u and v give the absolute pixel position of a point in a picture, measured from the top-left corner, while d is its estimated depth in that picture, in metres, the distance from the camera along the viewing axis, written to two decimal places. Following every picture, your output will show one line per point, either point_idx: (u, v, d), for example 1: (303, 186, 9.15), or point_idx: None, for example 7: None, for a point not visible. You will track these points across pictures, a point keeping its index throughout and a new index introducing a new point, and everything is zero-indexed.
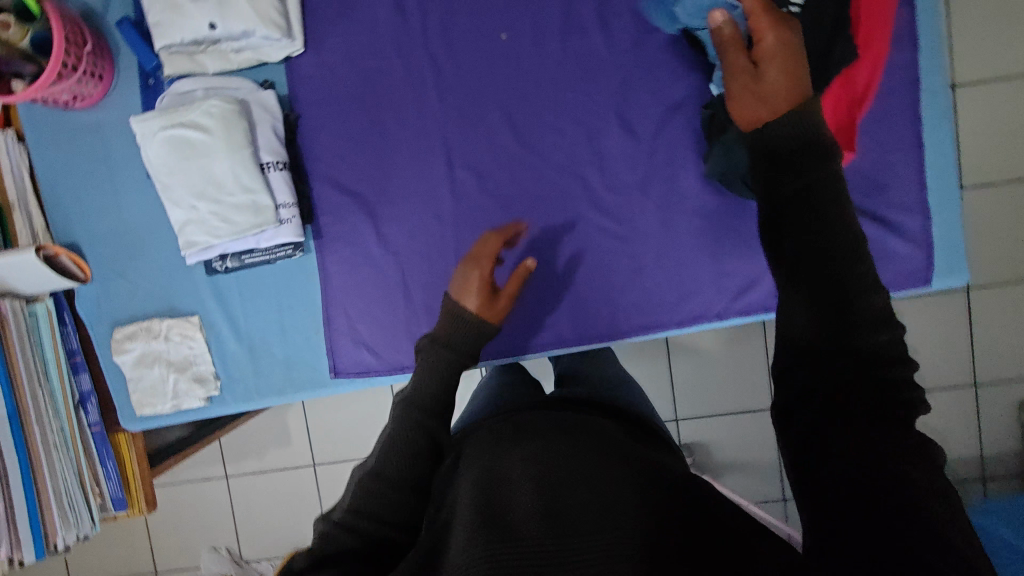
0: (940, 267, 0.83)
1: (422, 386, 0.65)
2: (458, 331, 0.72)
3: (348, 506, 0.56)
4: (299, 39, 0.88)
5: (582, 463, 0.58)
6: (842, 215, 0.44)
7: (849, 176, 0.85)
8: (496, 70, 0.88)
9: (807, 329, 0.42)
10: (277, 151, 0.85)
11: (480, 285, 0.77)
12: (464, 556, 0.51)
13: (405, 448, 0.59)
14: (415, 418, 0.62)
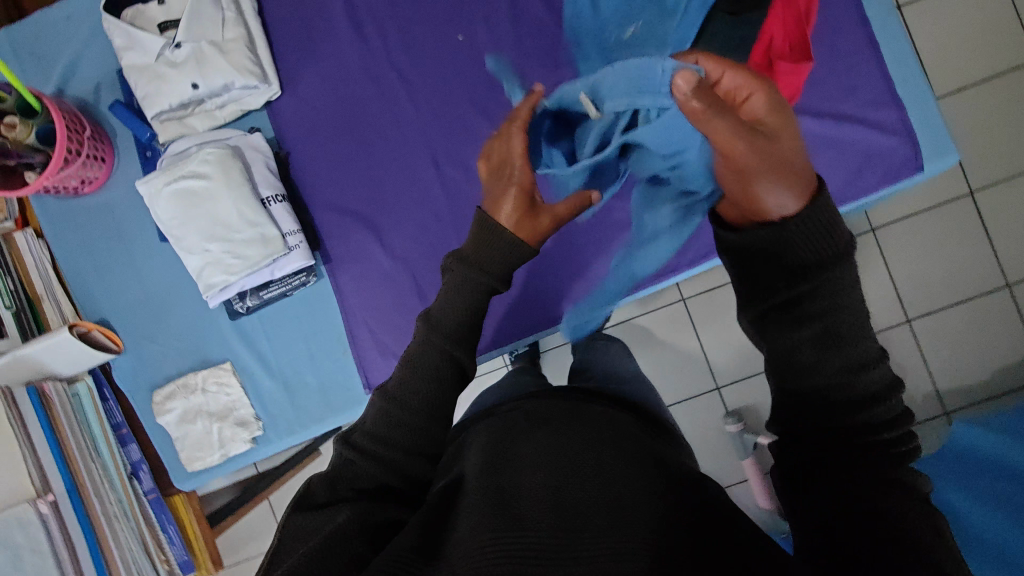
0: (928, 153, 0.84)
1: (449, 308, 0.60)
2: (488, 249, 0.62)
3: (366, 428, 0.55)
4: (276, 81, 0.90)
5: (605, 455, 0.52)
6: (842, 300, 0.45)
7: (819, 87, 0.86)
8: (462, 66, 0.90)
9: (810, 392, 0.45)
10: (274, 185, 0.84)
11: (515, 196, 0.62)
12: (467, 539, 0.45)
13: (428, 373, 0.57)
14: (438, 345, 0.59)
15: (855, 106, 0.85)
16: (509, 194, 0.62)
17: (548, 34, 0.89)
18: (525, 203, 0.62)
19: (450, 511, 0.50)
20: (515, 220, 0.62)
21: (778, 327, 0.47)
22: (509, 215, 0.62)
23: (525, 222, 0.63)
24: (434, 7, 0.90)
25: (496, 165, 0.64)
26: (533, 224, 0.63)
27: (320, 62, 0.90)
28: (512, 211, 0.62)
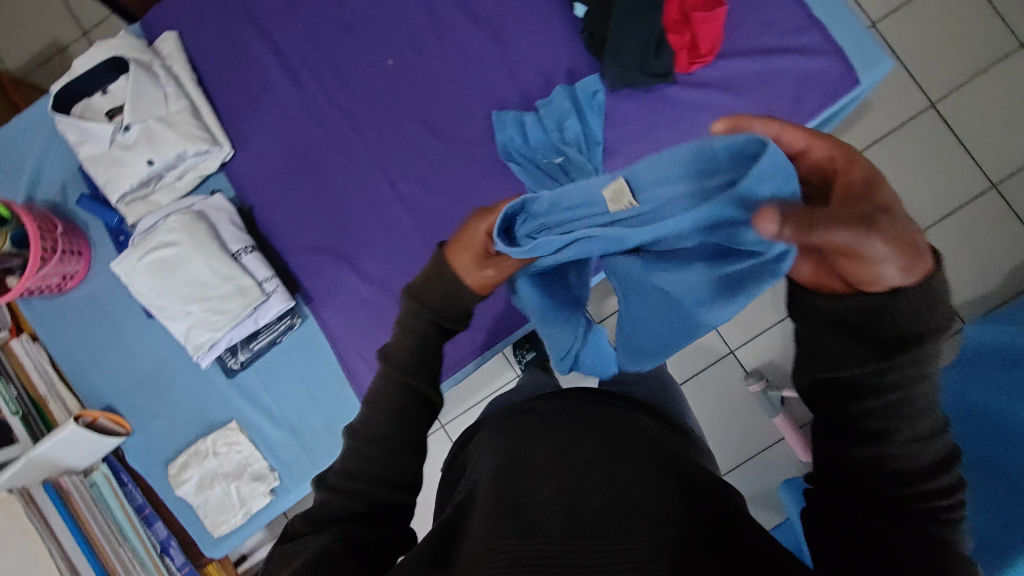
0: (859, 65, 0.85)
1: (399, 345, 0.56)
2: (435, 285, 0.57)
3: (342, 468, 0.52)
4: (227, 142, 0.94)
5: (624, 462, 0.51)
6: (922, 382, 0.39)
7: (739, 28, 0.88)
8: (397, 90, 0.93)
9: (858, 454, 0.40)
10: (242, 237, 0.87)
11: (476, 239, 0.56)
12: (479, 542, 0.45)
13: (393, 411, 0.53)
14: (393, 377, 0.55)
15: (778, 37, 0.87)
16: (475, 242, 0.56)
17: (470, 41, 0.92)
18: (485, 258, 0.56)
19: (463, 522, 0.50)
20: (468, 266, 0.56)
21: (835, 387, 0.42)
22: (465, 259, 0.56)
23: (476, 271, 0.56)
24: (360, 41, 0.94)
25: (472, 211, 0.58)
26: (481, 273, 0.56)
27: (265, 116, 0.95)
28: (469, 256, 0.56)
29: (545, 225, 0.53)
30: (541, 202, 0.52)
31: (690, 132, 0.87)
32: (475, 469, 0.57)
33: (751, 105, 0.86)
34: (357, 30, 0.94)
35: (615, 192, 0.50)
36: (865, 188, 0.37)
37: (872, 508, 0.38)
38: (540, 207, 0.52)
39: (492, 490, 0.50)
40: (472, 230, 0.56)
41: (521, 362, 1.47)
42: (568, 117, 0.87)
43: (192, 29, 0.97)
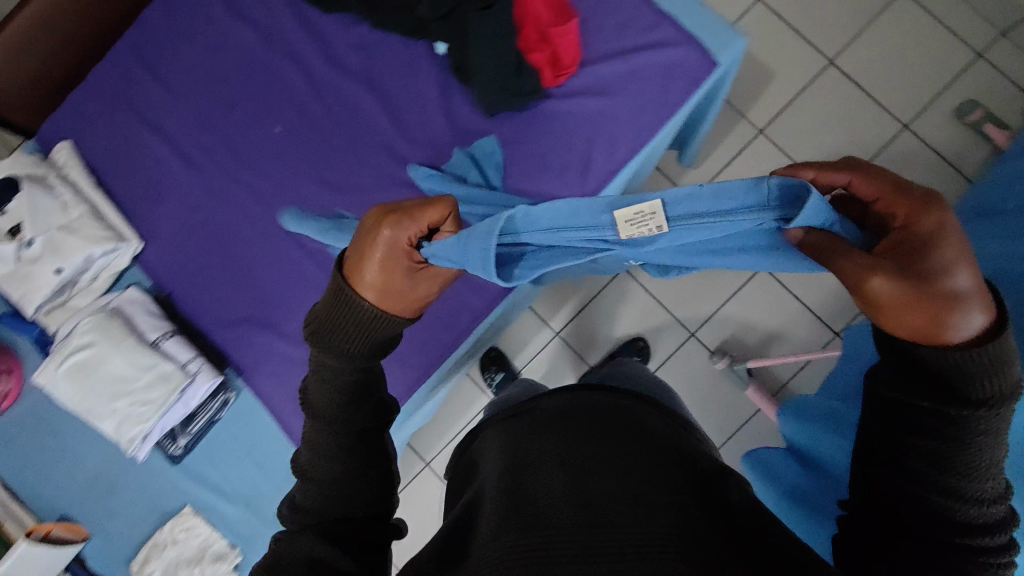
0: (714, 47, 0.90)
1: (321, 392, 0.58)
2: (336, 323, 0.59)
3: (300, 504, 0.55)
4: (135, 235, 0.95)
5: (631, 452, 0.55)
6: (981, 440, 0.45)
7: (595, 34, 0.92)
8: (288, 154, 0.96)
9: (907, 477, 0.47)
10: (160, 325, 0.88)
11: (388, 262, 0.59)
12: (490, 544, 0.48)
13: (334, 448, 0.56)
14: (325, 422, 0.57)
15: (633, 36, 0.91)
16: (384, 264, 0.59)
17: (348, 95, 0.95)
18: (398, 278, 0.59)
19: (472, 522, 0.53)
20: (381, 293, 0.60)
21: (899, 415, 0.48)
22: (374, 284, 0.59)
23: (392, 294, 0.60)
24: (246, 115, 0.98)
25: (363, 232, 0.60)
26: (399, 295, 0.60)
27: (168, 203, 0.97)
28: (376, 279, 0.59)
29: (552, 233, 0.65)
30: (547, 209, 0.64)
31: (569, 142, 0.91)
32: (480, 472, 0.61)
33: (620, 104, 0.90)
34: (240, 105, 0.98)
35: (644, 216, 0.61)
36: (924, 255, 0.46)
37: (915, 531, 0.45)
38: (540, 215, 0.65)
39: (501, 489, 0.54)
40: (375, 252, 0.58)
41: (492, 385, 1.50)
42: (470, 170, 0.89)
43: (84, 134, 1.00)
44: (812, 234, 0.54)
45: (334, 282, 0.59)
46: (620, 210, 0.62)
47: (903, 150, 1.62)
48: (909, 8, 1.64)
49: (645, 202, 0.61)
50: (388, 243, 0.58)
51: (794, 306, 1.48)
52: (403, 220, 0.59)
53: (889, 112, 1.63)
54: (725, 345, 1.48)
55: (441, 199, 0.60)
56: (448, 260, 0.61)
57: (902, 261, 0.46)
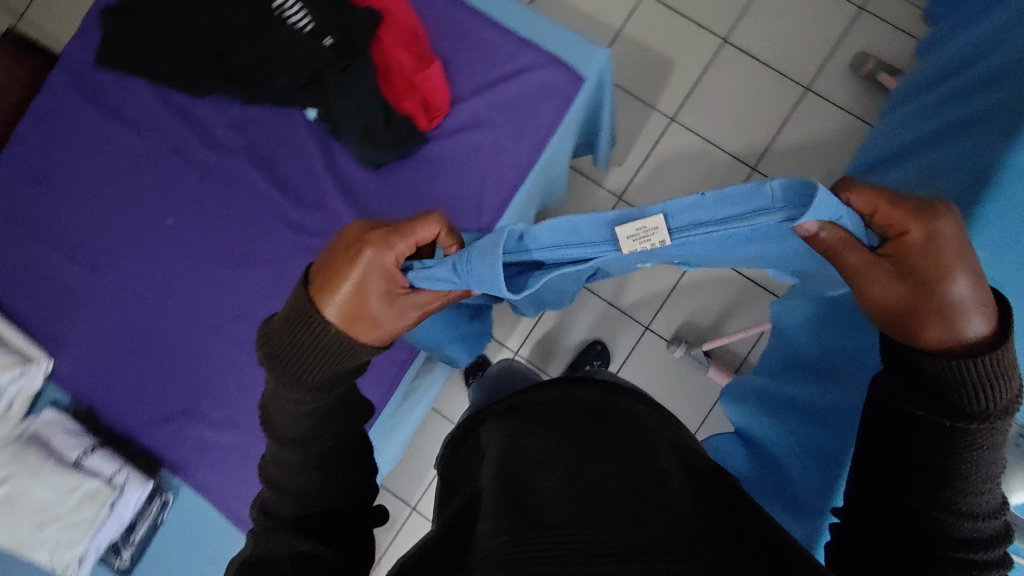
0: (578, 63, 0.92)
1: (282, 406, 0.58)
2: (294, 350, 0.56)
3: (276, 504, 0.57)
4: (44, 353, 0.94)
5: (627, 455, 0.58)
6: (977, 456, 0.47)
7: (464, 70, 0.93)
8: (185, 242, 0.95)
9: (904, 483, 0.49)
10: (78, 443, 0.87)
11: (359, 288, 0.55)
12: (489, 541, 0.49)
13: (307, 457, 0.58)
14: (291, 430, 0.58)
15: (500, 65, 0.92)
16: (363, 285, 0.55)
17: (234, 172, 0.95)
18: (378, 303, 0.56)
19: (470, 524, 0.55)
20: (354, 316, 0.56)
21: (897, 424, 0.50)
22: (350, 305, 0.55)
23: (367, 320, 0.56)
24: (135, 211, 0.96)
25: (344, 246, 0.56)
26: (374, 321, 0.56)
27: (73, 314, 0.95)
28: (350, 299, 0.55)
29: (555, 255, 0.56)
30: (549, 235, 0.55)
31: (459, 178, 0.92)
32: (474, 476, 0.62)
33: (500, 133, 0.92)
34: (127, 202, 0.96)
35: (647, 230, 0.51)
36: (924, 267, 0.45)
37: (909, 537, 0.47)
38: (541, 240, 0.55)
39: (499, 491, 0.55)
40: (354, 269, 0.54)
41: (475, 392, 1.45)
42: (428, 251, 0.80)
43: None
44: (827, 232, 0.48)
45: (299, 296, 0.56)
46: (611, 223, 0.52)
47: (810, 113, 1.67)
48: None
49: (648, 217, 0.50)
50: (369, 261, 0.55)
51: (738, 282, 1.49)
52: (384, 243, 0.55)
53: (790, 79, 1.68)
54: (680, 333, 1.49)
55: (432, 217, 0.58)
56: (434, 284, 0.58)
57: (893, 268, 0.47)
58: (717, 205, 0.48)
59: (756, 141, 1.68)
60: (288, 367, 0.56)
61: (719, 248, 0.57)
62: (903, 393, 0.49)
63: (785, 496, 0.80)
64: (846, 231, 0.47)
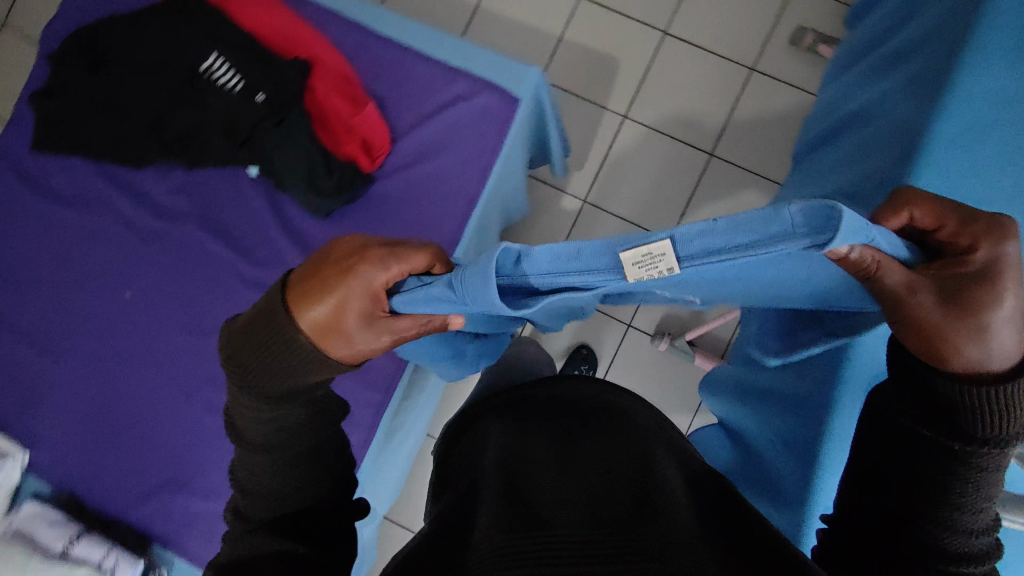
0: (512, 85, 0.93)
1: (243, 412, 0.57)
2: (255, 353, 0.54)
3: (249, 505, 0.57)
4: (19, 446, 0.93)
5: (627, 457, 0.59)
6: (981, 480, 0.47)
7: (400, 107, 0.94)
8: (146, 315, 0.94)
9: (905, 498, 0.49)
10: (63, 531, 0.87)
11: (341, 304, 0.52)
12: (488, 537, 0.49)
13: (276, 459, 0.57)
14: (256, 433, 0.57)
15: (435, 97, 0.93)
16: (345, 301, 0.51)
17: (186, 238, 0.95)
18: (356, 322, 0.52)
19: (466, 520, 0.54)
20: (332, 331, 0.52)
21: (904, 440, 0.50)
22: (329, 319, 0.52)
23: (341, 336, 0.53)
24: (92, 291, 0.95)
25: (337, 257, 0.53)
26: (348, 340, 0.53)
27: (42, 402, 0.94)
28: (329, 313, 0.52)
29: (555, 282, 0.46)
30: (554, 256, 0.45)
31: (409, 214, 0.92)
32: (474, 474, 0.62)
33: (444, 164, 0.92)
34: (82, 283, 0.96)
35: (646, 261, 0.43)
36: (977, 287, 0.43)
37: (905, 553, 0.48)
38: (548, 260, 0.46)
39: (500, 490, 0.56)
40: (342, 284, 0.51)
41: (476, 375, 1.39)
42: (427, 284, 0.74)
43: None
44: (872, 257, 0.41)
45: (274, 295, 0.54)
46: (606, 255, 0.44)
47: (758, 93, 1.69)
48: None
49: (650, 247, 0.42)
50: (356, 279, 0.51)
51: None
52: (381, 260, 0.51)
53: (734, 62, 1.70)
54: (662, 326, 1.50)
55: (429, 247, 0.54)
56: (417, 309, 0.54)
57: (950, 286, 0.43)
58: (729, 233, 0.41)
59: (710, 127, 1.70)
60: (249, 375, 0.55)
61: (726, 274, 0.49)
62: (908, 409, 0.50)
63: (766, 483, 0.79)
64: (887, 250, 0.42)
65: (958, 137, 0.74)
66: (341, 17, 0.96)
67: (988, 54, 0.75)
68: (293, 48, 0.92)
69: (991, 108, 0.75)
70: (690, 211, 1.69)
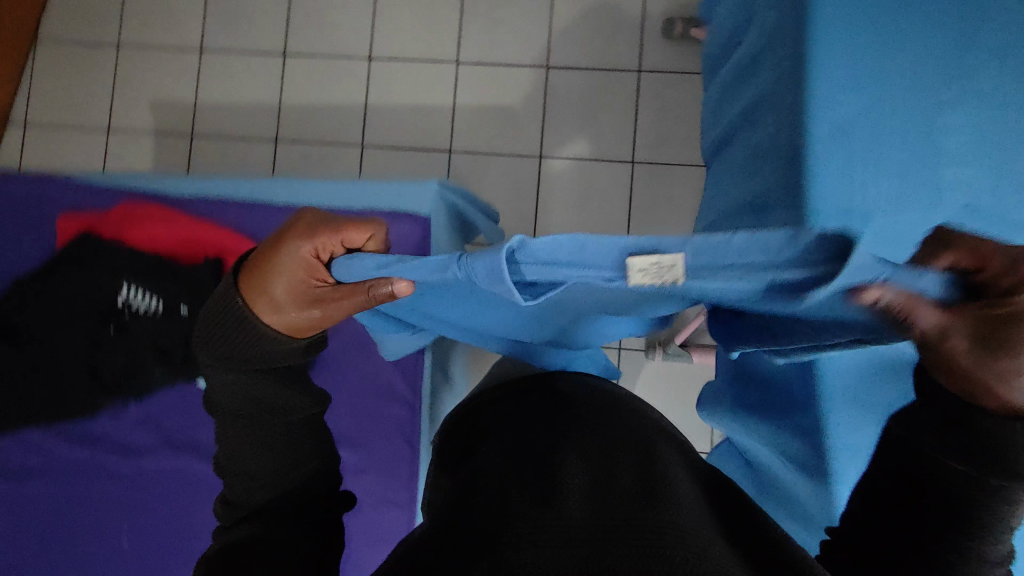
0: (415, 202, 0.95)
1: (222, 393, 0.66)
2: (215, 333, 0.64)
3: (232, 486, 0.66)
4: None
5: (627, 446, 0.61)
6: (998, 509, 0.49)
7: None
8: (146, 554, 0.92)
9: (921, 514, 0.52)
10: None
11: (282, 281, 0.61)
12: (521, 518, 0.51)
13: (253, 443, 0.66)
14: (235, 414, 0.66)
15: None
16: (290, 273, 0.61)
17: (162, 465, 0.93)
18: (303, 292, 0.62)
19: (487, 497, 0.56)
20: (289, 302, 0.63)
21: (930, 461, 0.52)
22: (284, 295, 0.62)
23: (286, 308, 0.63)
24: (88, 549, 0.93)
25: (286, 234, 0.62)
26: (301, 311, 0.63)
27: None
28: (281, 291, 0.62)
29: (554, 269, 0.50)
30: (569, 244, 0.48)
31: None
32: (479, 460, 0.64)
33: None
34: (74, 545, 0.93)
35: (653, 270, 0.47)
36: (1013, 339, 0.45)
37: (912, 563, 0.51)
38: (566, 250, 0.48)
39: (511, 474, 0.57)
40: (286, 260, 0.61)
41: None
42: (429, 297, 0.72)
43: None
44: (895, 300, 0.44)
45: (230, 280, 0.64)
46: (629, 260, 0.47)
47: (654, 90, 1.73)
48: None
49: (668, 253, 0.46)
50: (295, 254, 0.60)
51: None
52: (313, 234, 0.60)
53: (622, 70, 1.75)
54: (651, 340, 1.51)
55: (370, 224, 0.60)
56: (355, 278, 0.61)
57: (984, 329, 0.45)
58: (746, 248, 0.45)
59: (623, 136, 1.73)
60: (223, 354, 0.65)
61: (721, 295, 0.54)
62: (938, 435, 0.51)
63: (789, 501, 0.85)
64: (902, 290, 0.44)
65: (845, 207, 0.77)
66: (223, 198, 0.97)
67: (824, 120, 0.77)
68: (200, 248, 0.94)
69: (857, 157, 0.77)
70: (635, 218, 1.72)
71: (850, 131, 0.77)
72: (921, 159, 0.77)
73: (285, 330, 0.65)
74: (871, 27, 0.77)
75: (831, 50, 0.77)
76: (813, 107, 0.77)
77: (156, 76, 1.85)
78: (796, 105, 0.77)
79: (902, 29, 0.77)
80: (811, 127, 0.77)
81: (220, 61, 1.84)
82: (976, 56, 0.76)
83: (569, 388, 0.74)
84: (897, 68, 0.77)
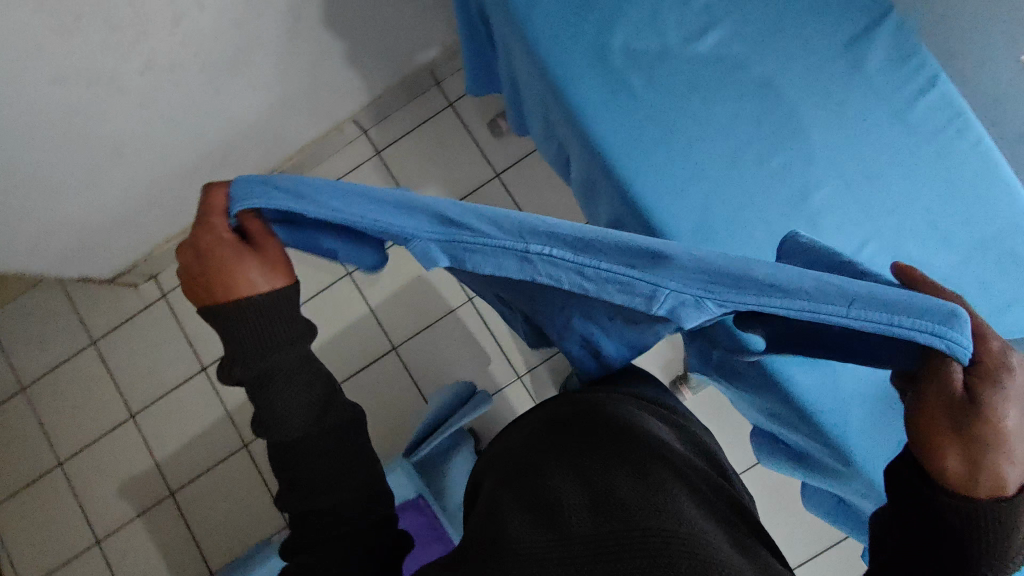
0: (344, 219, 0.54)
1: (272, 410, 0.60)
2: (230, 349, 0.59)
3: (298, 505, 0.61)
4: None
5: (620, 456, 0.64)
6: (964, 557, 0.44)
7: None
8: None
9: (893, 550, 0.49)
10: None
11: (225, 258, 0.57)
12: (521, 538, 0.56)
13: (320, 458, 0.61)
14: (292, 427, 0.61)
15: None
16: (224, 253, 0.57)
17: None
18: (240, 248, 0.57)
19: (483, 528, 0.61)
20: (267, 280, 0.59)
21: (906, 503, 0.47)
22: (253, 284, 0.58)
23: (258, 260, 0.58)
24: None
25: (194, 247, 0.57)
26: (262, 253, 0.58)
27: None
28: (257, 269, 0.57)
29: (460, 250, 0.49)
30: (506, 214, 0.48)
31: None
32: (480, 504, 0.67)
33: None
34: None
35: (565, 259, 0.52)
36: (910, 424, 0.44)
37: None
38: (467, 228, 0.48)
39: (510, 499, 0.62)
40: (219, 253, 0.56)
41: None
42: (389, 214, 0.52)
43: None
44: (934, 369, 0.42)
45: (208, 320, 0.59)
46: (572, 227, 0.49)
47: (521, 179, 1.76)
48: (397, 148, 1.82)
49: (557, 244, 0.47)
50: (217, 240, 0.56)
51: None
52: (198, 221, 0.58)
53: (484, 181, 1.79)
54: (671, 383, 1.47)
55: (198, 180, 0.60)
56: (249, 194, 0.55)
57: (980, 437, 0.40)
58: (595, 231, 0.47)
59: None
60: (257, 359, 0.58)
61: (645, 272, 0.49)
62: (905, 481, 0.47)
63: (856, 514, 0.80)
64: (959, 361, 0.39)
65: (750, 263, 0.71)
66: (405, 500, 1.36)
67: (681, 220, 0.73)
68: None
69: (730, 217, 0.72)
70: None
71: (714, 213, 0.73)
72: (801, 200, 0.72)
73: (270, 275, 0.59)
74: (677, 114, 0.75)
75: (649, 147, 0.75)
76: (662, 215, 0.73)
77: (111, 464, 1.82)
78: (641, 215, 0.74)
79: (710, 100, 0.74)
80: (673, 233, 0.73)
81: (154, 411, 1.82)
82: (795, 83, 0.73)
83: (580, 401, 0.78)
84: (721, 120, 0.74)
